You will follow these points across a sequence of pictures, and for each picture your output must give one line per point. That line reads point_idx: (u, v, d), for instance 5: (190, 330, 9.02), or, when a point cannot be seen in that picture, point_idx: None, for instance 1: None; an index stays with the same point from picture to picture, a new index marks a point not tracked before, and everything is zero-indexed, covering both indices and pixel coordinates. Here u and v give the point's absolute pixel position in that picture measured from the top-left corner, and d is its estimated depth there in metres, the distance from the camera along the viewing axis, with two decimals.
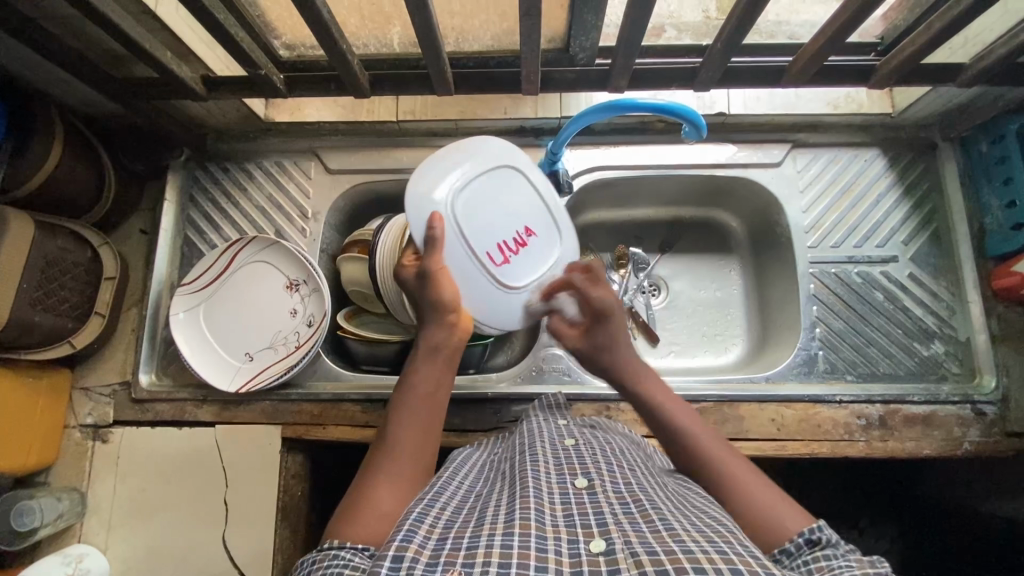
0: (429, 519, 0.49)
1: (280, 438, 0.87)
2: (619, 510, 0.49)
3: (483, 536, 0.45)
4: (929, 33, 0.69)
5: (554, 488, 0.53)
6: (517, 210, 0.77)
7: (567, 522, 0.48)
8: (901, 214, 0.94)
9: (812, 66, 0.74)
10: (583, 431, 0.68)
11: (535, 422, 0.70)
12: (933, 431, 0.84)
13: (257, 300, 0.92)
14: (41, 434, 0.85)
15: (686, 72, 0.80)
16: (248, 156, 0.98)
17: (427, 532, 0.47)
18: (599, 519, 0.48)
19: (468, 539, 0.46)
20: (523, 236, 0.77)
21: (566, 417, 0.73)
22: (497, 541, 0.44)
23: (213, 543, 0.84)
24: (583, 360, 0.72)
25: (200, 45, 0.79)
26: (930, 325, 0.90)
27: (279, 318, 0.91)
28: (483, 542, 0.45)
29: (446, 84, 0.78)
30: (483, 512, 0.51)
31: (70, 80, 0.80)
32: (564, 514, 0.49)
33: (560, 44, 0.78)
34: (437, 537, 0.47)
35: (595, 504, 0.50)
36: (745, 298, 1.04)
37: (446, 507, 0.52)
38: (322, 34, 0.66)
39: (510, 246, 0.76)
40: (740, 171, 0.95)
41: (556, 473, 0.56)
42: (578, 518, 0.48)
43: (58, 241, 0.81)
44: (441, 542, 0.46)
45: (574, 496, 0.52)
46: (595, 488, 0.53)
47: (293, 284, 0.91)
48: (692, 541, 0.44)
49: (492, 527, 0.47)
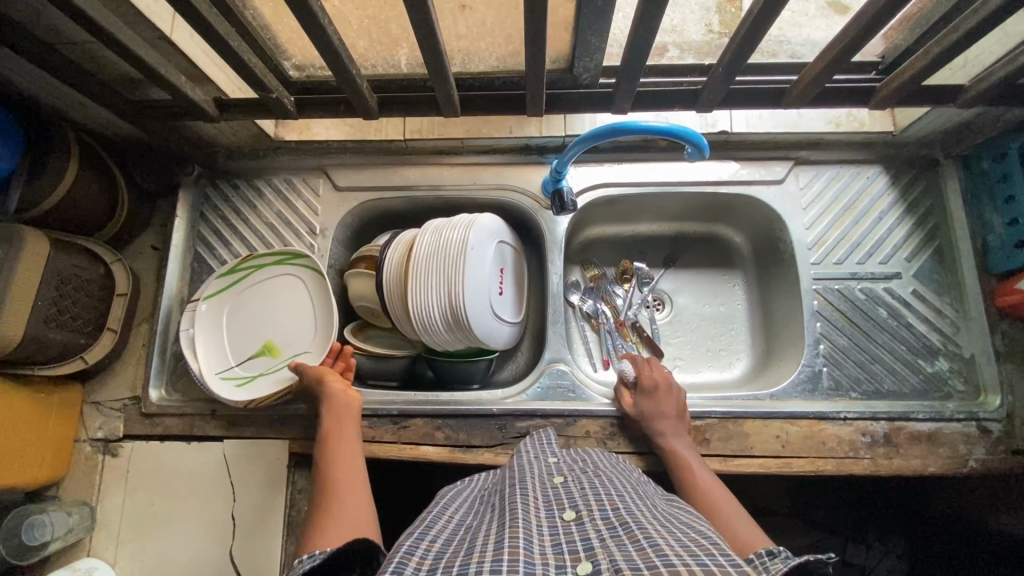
0: (420, 553, 0.51)
1: (287, 452, 0.88)
2: (607, 533, 0.51)
3: (473, 563, 0.47)
4: (929, 57, 0.70)
5: (543, 521, 0.54)
6: (278, 318, 0.93)
7: (555, 551, 0.49)
8: (904, 232, 0.94)
9: (815, 88, 0.75)
10: (572, 468, 0.70)
11: (525, 460, 0.73)
12: (938, 448, 0.84)
13: (251, 310, 0.93)
14: (53, 448, 0.86)
15: (687, 94, 0.81)
16: (258, 173, 1.00)
17: (417, 565, 0.49)
18: (586, 544, 0.49)
19: (458, 566, 0.47)
20: (292, 318, 0.93)
21: (556, 453, 0.75)
22: (486, 565, 0.46)
23: (220, 559, 0.84)
24: (639, 413, 0.84)
25: (212, 67, 0.80)
26: (934, 342, 0.90)
27: (273, 325, 0.93)
28: (472, 568, 0.46)
29: (453, 106, 0.80)
30: (473, 541, 0.51)
31: (86, 102, 0.82)
32: (552, 544, 0.50)
33: (564, 64, 0.79)
34: (427, 568, 0.49)
35: (583, 531, 0.52)
36: (749, 312, 1.05)
37: (437, 540, 0.54)
38: (331, 57, 0.67)
39: (293, 316, 0.93)
40: (743, 188, 0.96)
41: (545, 508, 0.58)
42: (565, 546, 0.50)
43: (72, 259, 0.83)
44: (432, 573, 0.48)
45: (563, 527, 0.53)
46: (583, 518, 0.54)
47: (296, 297, 0.94)
48: (675, 554, 0.45)
49: (481, 553, 0.48)
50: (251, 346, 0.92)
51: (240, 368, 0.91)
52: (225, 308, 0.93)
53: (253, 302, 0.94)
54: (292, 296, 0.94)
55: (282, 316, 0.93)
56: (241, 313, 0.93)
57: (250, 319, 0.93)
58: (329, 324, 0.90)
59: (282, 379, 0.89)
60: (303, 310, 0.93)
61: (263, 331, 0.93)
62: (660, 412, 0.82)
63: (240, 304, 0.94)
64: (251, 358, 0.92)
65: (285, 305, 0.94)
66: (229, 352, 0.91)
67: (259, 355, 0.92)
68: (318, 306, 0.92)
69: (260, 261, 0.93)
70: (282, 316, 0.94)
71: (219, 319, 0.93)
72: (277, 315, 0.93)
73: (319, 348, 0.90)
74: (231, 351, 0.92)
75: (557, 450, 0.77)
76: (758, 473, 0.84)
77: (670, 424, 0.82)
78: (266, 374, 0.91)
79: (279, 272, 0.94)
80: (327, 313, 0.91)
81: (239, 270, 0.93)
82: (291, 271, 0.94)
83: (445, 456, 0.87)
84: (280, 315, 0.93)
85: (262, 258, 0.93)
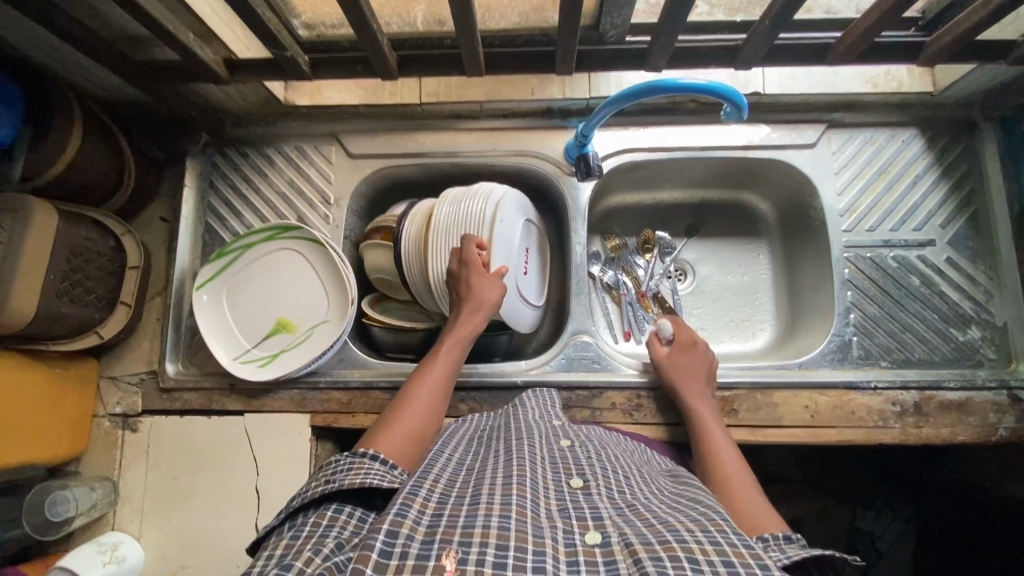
0: (423, 493, 0.50)
1: (310, 426, 0.87)
2: (614, 508, 0.50)
3: (480, 515, 0.46)
4: (989, 8, 0.66)
5: (550, 484, 0.54)
6: (282, 295, 0.91)
7: (562, 514, 0.48)
8: (939, 197, 0.91)
9: (863, 43, 0.71)
10: (574, 432, 0.69)
11: (530, 417, 0.71)
12: (968, 417, 0.83)
13: (253, 292, 0.91)
14: (72, 423, 0.85)
15: (727, 50, 0.76)
16: (268, 140, 0.96)
17: (421, 507, 0.48)
18: (595, 513, 0.49)
19: (464, 516, 0.46)
20: (295, 292, 0.91)
21: (560, 417, 0.73)
22: (494, 521, 0.45)
23: (245, 531, 0.84)
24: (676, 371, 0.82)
25: (220, 24, 0.75)
26: (967, 310, 0.89)
27: (279, 304, 0.91)
28: (480, 522, 0.45)
29: (477, 65, 0.75)
30: (479, 490, 0.51)
31: (87, 64, 0.77)
32: (559, 508, 0.50)
33: (593, 19, 0.74)
34: (431, 512, 0.48)
35: (590, 500, 0.51)
36: (774, 281, 1.03)
37: (439, 481, 0.54)
38: (351, 10, 0.63)
39: (295, 290, 0.91)
40: (774, 152, 0.92)
41: (551, 469, 0.57)
42: (573, 510, 0.49)
43: (82, 230, 0.80)
44: (436, 518, 0.47)
45: (569, 493, 0.52)
46: (590, 487, 0.53)
47: (295, 269, 0.91)
48: (687, 531, 0.45)
49: (487, 506, 0.47)
50: (262, 328, 0.90)
51: (258, 350, 0.89)
52: (228, 293, 0.91)
53: (252, 283, 0.91)
54: (291, 271, 0.91)
55: (285, 291, 0.91)
56: (242, 297, 0.91)
57: (253, 301, 0.90)
58: (340, 289, 0.89)
59: (305, 352, 0.88)
60: (306, 282, 0.91)
61: (272, 310, 0.90)
62: (693, 372, 0.81)
63: (238, 287, 0.91)
64: (265, 339, 0.90)
65: (286, 281, 0.91)
66: (241, 338, 0.90)
67: (275, 333, 0.90)
68: (325, 273, 0.90)
69: (254, 238, 0.90)
70: (286, 292, 0.91)
71: (223, 307, 0.90)
72: (279, 292, 0.91)
73: (333, 316, 0.89)
74: (245, 335, 0.90)
75: (561, 414, 0.75)
76: (786, 443, 0.83)
77: (702, 386, 0.81)
78: (286, 351, 0.89)
79: (275, 248, 0.91)
80: (335, 279, 0.89)
81: (228, 252, 0.90)
82: (290, 243, 0.90)
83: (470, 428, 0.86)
84: (283, 292, 0.91)
85: (252, 234, 0.90)
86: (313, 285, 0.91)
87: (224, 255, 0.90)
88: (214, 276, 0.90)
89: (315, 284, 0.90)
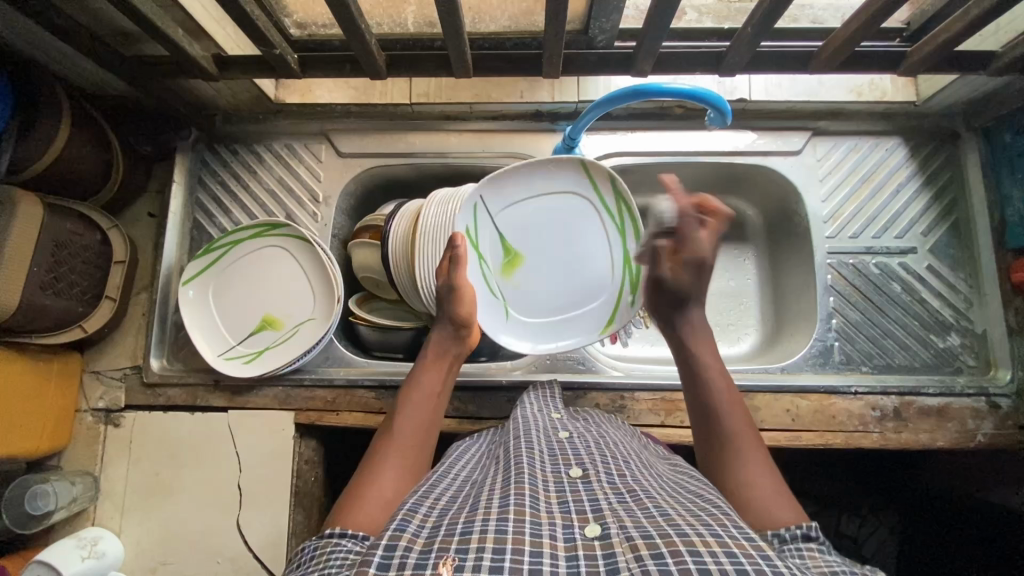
0: (423, 509, 0.50)
1: (293, 423, 0.87)
2: (614, 497, 0.50)
3: (478, 521, 0.45)
4: (965, 20, 0.67)
5: (549, 477, 0.54)
6: (268, 292, 0.91)
7: (561, 509, 0.48)
8: (922, 206, 0.92)
9: (843, 53, 0.72)
10: (575, 424, 0.68)
11: (527, 414, 0.70)
12: (947, 423, 0.84)
13: (240, 288, 0.91)
14: (53, 417, 0.85)
15: (711, 56, 0.77)
16: (258, 138, 0.97)
17: (421, 522, 0.48)
18: (594, 506, 0.48)
19: (462, 523, 0.46)
20: (280, 290, 0.91)
21: (560, 408, 0.72)
22: (491, 525, 0.45)
23: (226, 528, 0.84)
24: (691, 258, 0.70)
25: (211, 22, 0.76)
26: (947, 317, 0.90)
27: (264, 300, 0.91)
28: (477, 527, 0.45)
29: (465, 66, 0.76)
30: (477, 499, 0.50)
31: (76, 58, 0.77)
32: (558, 501, 0.49)
33: (580, 25, 0.76)
34: (431, 526, 0.48)
35: (590, 492, 0.51)
36: (759, 286, 1.04)
37: (441, 497, 0.53)
38: (340, 10, 0.64)
39: (280, 288, 0.91)
40: (759, 159, 0.94)
41: (550, 462, 0.56)
42: (572, 504, 0.49)
43: (67, 224, 0.80)
44: (435, 529, 0.47)
45: (569, 484, 0.53)
46: (589, 477, 0.53)
47: (281, 267, 0.91)
48: (687, 525, 0.45)
49: (487, 511, 0.47)
50: (246, 324, 0.90)
51: (243, 345, 0.90)
52: (215, 287, 0.91)
53: (239, 278, 0.91)
54: (277, 268, 0.91)
55: (271, 289, 0.91)
56: (228, 294, 0.91)
57: (239, 298, 0.90)
58: (326, 289, 0.89)
59: (289, 350, 0.88)
60: (292, 280, 0.91)
61: (257, 306, 0.91)
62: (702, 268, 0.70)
63: (225, 282, 0.91)
64: (251, 335, 0.90)
65: (273, 279, 0.91)
66: (226, 333, 0.90)
67: (260, 330, 0.90)
68: (311, 271, 0.90)
69: (242, 235, 0.90)
70: (271, 289, 0.91)
71: (209, 301, 0.90)
72: (265, 290, 0.91)
73: (319, 315, 0.89)
74: (230, 331, 0.90)
75: (560, 405, 0.74)
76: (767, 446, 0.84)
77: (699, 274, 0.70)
78: (270, 348, 0.89)
79: (262, 246, 0.91)
80: (321, 278, 0.89)
81: (215, 248, 0.90)
82: (278, 241, 0.90)
83: (453, 426, 0.86)
84: (268, 289, 0.91)
85: (240, 231, 0.90)
86: (298, 284, 0.91)
87: (212, 251, 0.90)
88: (201, 269, 0.90)
89: (301, 283, 0.91)
